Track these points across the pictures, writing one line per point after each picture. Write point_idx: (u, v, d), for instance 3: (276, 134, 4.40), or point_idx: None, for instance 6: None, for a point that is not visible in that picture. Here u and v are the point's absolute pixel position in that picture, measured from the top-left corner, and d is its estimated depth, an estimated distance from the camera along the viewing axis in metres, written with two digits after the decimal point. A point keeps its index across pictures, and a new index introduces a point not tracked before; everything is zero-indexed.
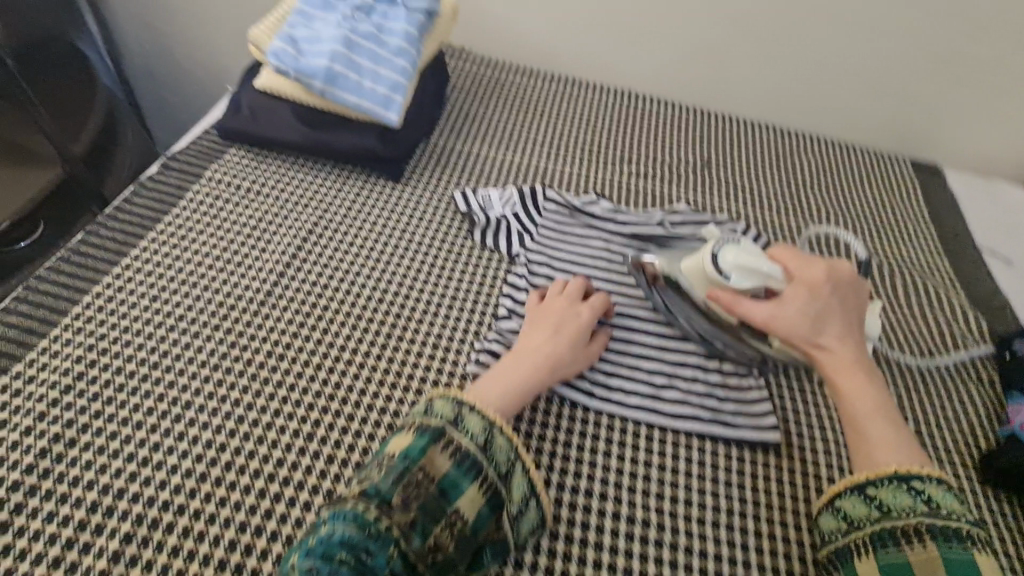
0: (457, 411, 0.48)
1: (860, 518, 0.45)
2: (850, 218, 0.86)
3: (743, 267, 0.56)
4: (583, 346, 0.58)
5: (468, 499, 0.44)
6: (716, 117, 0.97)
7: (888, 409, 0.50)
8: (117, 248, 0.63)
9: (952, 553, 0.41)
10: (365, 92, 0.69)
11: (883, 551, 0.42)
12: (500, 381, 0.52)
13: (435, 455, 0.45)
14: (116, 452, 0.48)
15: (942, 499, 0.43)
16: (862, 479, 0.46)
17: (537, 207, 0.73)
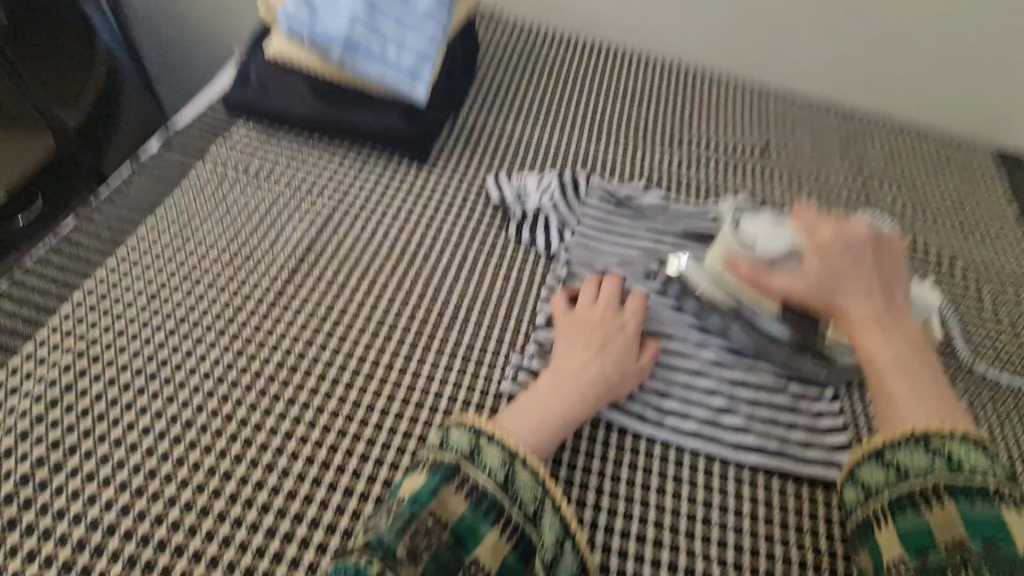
0: (474, 442, 0.41)
1: (878, 487, 0.40)
2: (928, 213, 0.74)
3: (764, 231, 0.53)
4: (631, 363, 0.51)
5: (489, 548, 0.38)
6: (778, 94, 0.86)
7: (910, 364, 0.44)
8: (112, 237, 0.56)
9: (975, 512, 0.36)
10: (391, 63, 0.61)
11: (903, 518, 0.38)
12: (535, 409, 0.45)
13: (447, 496, 0.39)
14: (111, 478, 0.43)
15: (966, 458, 0.38)
16: (877, 445, 0.41)
17: (579, 199, 0.64)
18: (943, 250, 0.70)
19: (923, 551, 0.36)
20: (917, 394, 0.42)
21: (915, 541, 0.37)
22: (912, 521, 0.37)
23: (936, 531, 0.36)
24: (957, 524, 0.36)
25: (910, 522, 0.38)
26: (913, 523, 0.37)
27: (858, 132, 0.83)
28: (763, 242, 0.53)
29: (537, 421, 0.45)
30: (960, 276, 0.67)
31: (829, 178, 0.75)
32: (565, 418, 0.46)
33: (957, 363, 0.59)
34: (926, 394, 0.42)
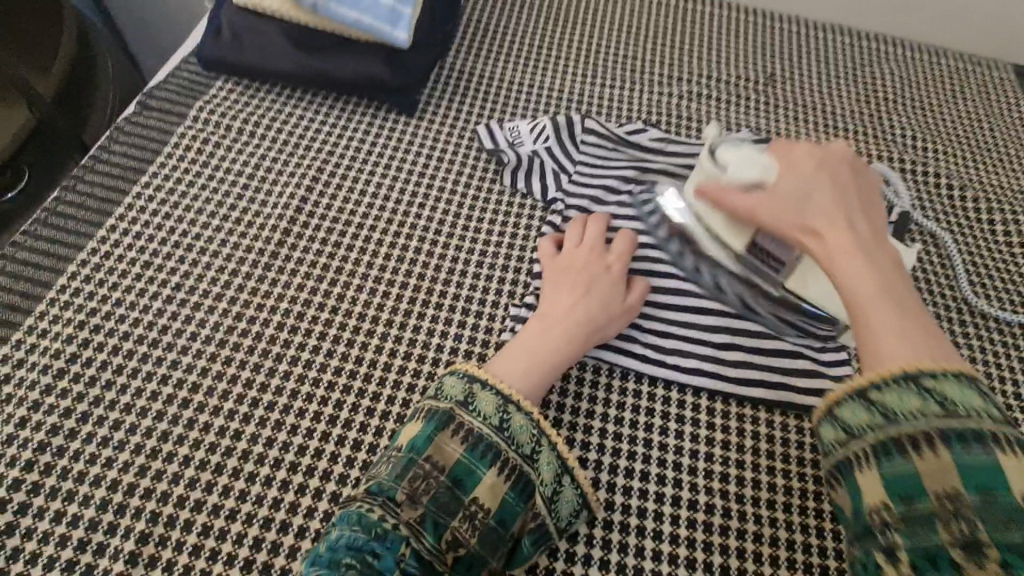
0: (467, 390, 0.42)
1: (860, 427, 0.35)
2: (943, 140, 0.70)
3: (740, 159, 0.49)
4: (619, 303, 0.50)
5: (486, 487, 0.39)
6: (787, 15, 0.80)
7: (895, 295, 0.38)
8: (97, 205, 0.55)
9: (970, 458, 0.31)
10: (367, 6, 0.57)
11: (887, 463, 0.33)
12: (523, 353, 0.46)
13: (442, 442, 0.40)
14: (126, 444, 0.45)
15: (963, 397, 0.33)
16: (860, 382, 0.36)
17: (575, 140, 0.61)
18: (955, 181, 0.67)
19: (909, 499, 0.32)
20: (903, 321, 0.37)
21: (901, 488, 0.32)
22: (897, 467, 0.33)
23: (924, 478, 0.32)
24: (947, 471, 0.31)
25: (892, 468, 0.33)
26: (898, 470, 0.33)
27: (874, 52, 0.77)
28: (737, 166, 0.49)
29: (527, 366, 0.45)
30: (971, 209, 0.65)
31: (838, 107, 0.71)
32: (555, 361, 0.46)
33: (959, 300, 0.59)
34: (912, 323, 0.37)
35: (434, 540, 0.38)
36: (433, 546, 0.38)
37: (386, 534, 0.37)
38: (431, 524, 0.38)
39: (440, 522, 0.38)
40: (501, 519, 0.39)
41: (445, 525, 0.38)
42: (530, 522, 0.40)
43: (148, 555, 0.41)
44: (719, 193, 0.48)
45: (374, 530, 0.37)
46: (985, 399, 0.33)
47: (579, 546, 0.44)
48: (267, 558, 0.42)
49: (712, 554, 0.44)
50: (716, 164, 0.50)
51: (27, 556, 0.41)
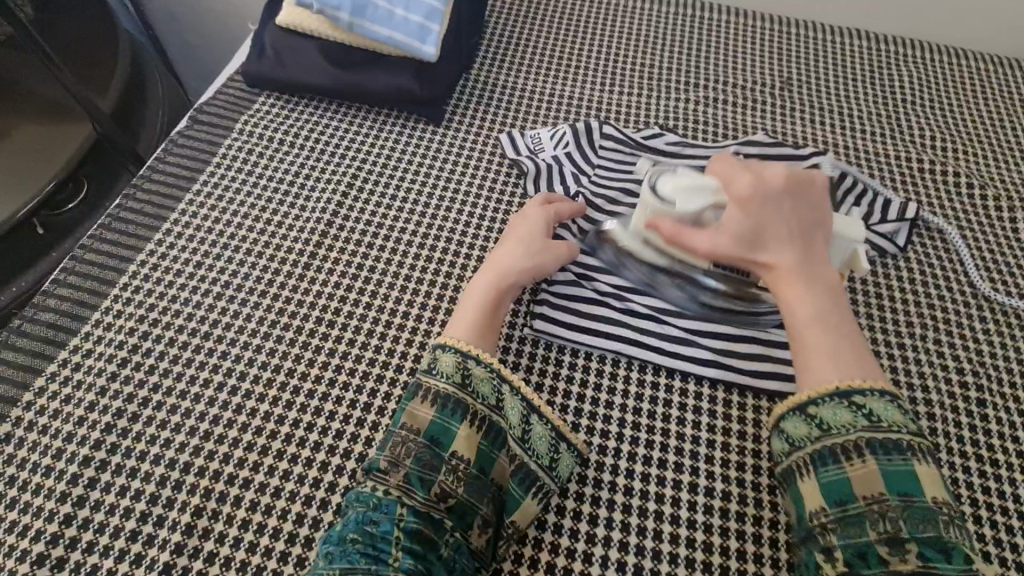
0: (432, 358, 0.47)
1: (801, 438, 0.43)
2: (963, 140, 0.70)
3: (686, 189, 0.49)
4: (538, 238, 0.54)
5: (462, 440, 0.43)
6: (803, 20, 0.81)
7: (831, 314, 0.44)
8: (154, 212, 0.60)
9: (891, 465, 0.39)
10: (398, 23, 0.62)
11: (824, 471, 0.41)
12: (471, 309, 0.50)
13: (415, 409, 0.44)
14: (182, 426, 0.49)
15: (884, 413, 0.41)
16: (802, 399, 0.43)
17: (593, 145, 0.64)
18: (975, 180, 0.67)
19: (843, 503, 0.40)
20: (834, 341, 0.43)
21: (836, 493, 0.40)
22: (832, 474, 0.40)
23: (856, 485, 0.40)
24: (875, 478, 0.39)
25: (831, 475, 0.41)
26: (834, 477, 0.40)
27: (892, 55, 0.78)
28: (685, 200, 0.49)
29: (469, 318, 0.49)
30: (992, 208, 0.65)
31: (855, 108, 0.72)
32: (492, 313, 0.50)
33: (981, 297, 0.59)
34: (846, 343, 0.43)
35: (425, 494, 0.41)
36: (426, 499, 0.41)
37: (382, 502, 0.41)
38: (418, 481, 0.42)
39: (427, 478, 0.42)
40: (481, 467, 0.43)
41: (433, 480, 0.42)
42: (509, 466, 0.45)
43: (202, 527, 0.45)
44: (680, 234, 0.49)
45: (370, 502, 0.41)
46: (903, 413, 0.41)
47: (599, 528, 0.47)
48: (309, 532, 0.45)
49: (728, 539, 0.46)
50: (663, 199, 0.50)
51: (94, 527, 0.45)
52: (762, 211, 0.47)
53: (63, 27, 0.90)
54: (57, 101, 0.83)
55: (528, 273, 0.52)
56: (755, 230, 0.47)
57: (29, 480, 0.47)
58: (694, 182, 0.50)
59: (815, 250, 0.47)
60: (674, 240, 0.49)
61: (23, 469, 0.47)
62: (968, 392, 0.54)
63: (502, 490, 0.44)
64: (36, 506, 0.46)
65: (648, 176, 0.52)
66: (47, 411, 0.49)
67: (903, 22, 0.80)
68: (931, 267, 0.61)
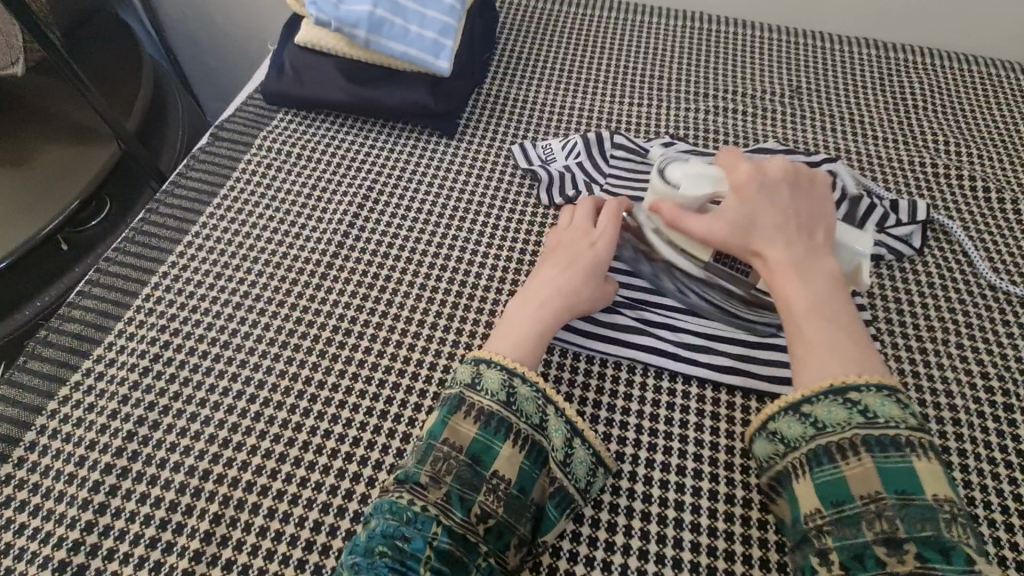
0: (475, 371, 0.46)
1: (795, 438, 0.42)
2: (977, 145, 0.70)
3: (691, 176, 0.52)
4: (601, 276, 0.54)
5: (504, 460, 0.43)
6: (811, 31, 0.82)
7: (825, 304, 0.45)
8: (176, 225, 0.62)
9: (889, 463, 0.38)
10: (412, 39, 0.63)
11: (819, 472, 0.40)
12: (516, 325, 0.50)
13: (458, 425, 0.44)
14: (201, 434, 0.50)
15: (880, 408, 0.40)
16: (796, 397, 0.43)
17: (604, 155, 0.65)
18: (992, 184, 0.66)
19: (841, 504, 0.39)
20: (833, 332, 0.44)
21: (833, 494, 0.39)
22: (829, 475, 0.39)
23: (852, 484, 0.39)
24: (870, 476, 0.38)
25: (826, 475, 0.40)
26: (830, 477, 0.39)
27: (901, 63, 0.78)
28: (689, 184, 0.52)
29: (513, 336, 0.49)
30: (1009, 211, 0.64)
31: (866, 116, 0.73)
32: (537, 329, 0.49)
33: (1005, 299, 0.58)
34: (844, 335, 0.43)
35: (464, 515, 0.41)
36: (464, 520, 0.41)
37: (416, 518, 0.40)
38: (458, 500, 0.41)
39: (467, 498, 0.42)
40: (522, 487, 0.43)
41: (472, 500, 0.42)
42: (548, 486, 0.44)
43: (220, 534, 0.45)
44: (678, 217, 0.51)
45: (404, 516, 0.41)
46: (903, 408, 0.40)
47: (617, 536, 0.46)
48: (326, 539, 0.45)
49: (752, 548, 0.45)
50: (667, 181, 0.53)
51: (114, 535, 0.45)
52: (757, 201, 0.49)
53: (89, 53, 0.93)
54: (84, 122, 0.86)
55: (587, 311, 0.53)
56: (748, 219, 0.49)
57: (52, 487, 0.47)
58: (701, 170, 0.52)
59: (815, 243, 0.48)
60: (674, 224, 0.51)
61: (46, 476, 0.48)
62: (994, 397, 0.52)
63: (540, 510, 0.44)
64: (58, 513, 0.46)
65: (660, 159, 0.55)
66: (70, 419, 0.50)
67: (912, 30, 0.80)
68: (949, 270, 0.60)
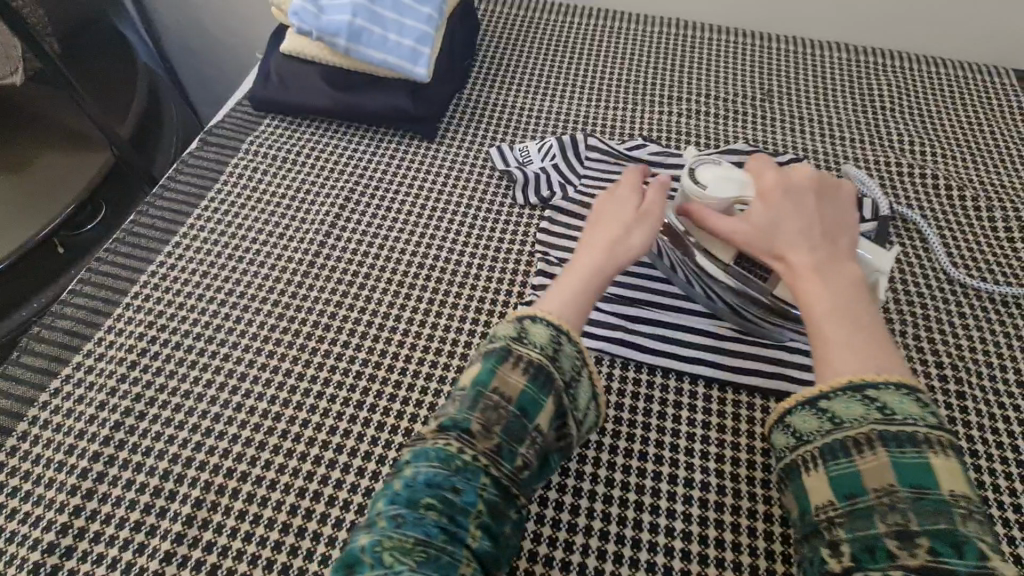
0: (518, 328, 0.44)
1: (810, 432, 0.41)
2: (940, 145, 0.72)
3: (718, 177, 0.51)
4: (648, 224, 0.51)
5: (547, 413, 0.41)
6: (783, 36, 0.84)
7: (848, 307, 0.44)
8: (164, 226, 0.64)
9: (905, 458, 0.38)
10: (390, 47, 0.65)
11: (834, 466, 0.39)
12: (561, 284, 0.47)
13: (506, 373, 0.41)
14: (185, 424, 0.52)
15: (899, 405, 0.39)
16: (814, 392, 0.42)
17: (579, 156, 0.68)
18: (954, 182, 0.68)
19: (854, 497, 0.38)
20: (856, 333, 0.42)
21: (845, 486, 0.38)
22: (843, 468, 0.39)
23: (866, 477, 0.38)
24: (886, 470, 0.37)
25: (839, 468, 0.39)
26: (842, 470, 0.39)
27: (870, 66, 0.80)
28: (719, 186, 0.50)
29: (560, 294, 0.46)
30: (968, 207, 0.66)
31: (835, 117, 0.75)
32: (584, 288, 0.47)
33: (962, 292, 0.60)
34: (866, 336, 0.42)
35: (511, 467, 0.40)
36: (510, 472, 0.40)
37: (466, 467, 0.39)
38: (507, 452, 0.40)
39: (513, 451, 0.40)
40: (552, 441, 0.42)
41: (517, 452, 0.40)
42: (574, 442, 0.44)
43: (202, 518, 0.47)
44: (704, 218, 0.50)
45: (453, 465, 0.39)
46: (922, 407, 0.39)
47: (580, 518, 0.47)
48: (302, 522, 0.47)
49: (708, 529, 0.47)
50: (695, 181, 0.51)
51: (100, 518, 0.47)
52: (783, 203, 0.48)
53: (85, 63, 0.96)
54: (79, 128, 0.89)
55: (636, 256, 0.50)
56: (776, 221, 0.48)
57: (42, 474, 0.49)
58: (728, 174, 0.51)
59: (841, 249, 0.47)
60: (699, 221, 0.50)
61: (37, 464, 0.50)
62: (948, 386, 0.54)
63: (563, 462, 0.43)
64: (48, 499, 0.48)
65: (691, 160, 0.53)
66: (61, 410, 0.52)
67: (880, 35, 0.83)
68: (909, 264, 0.62)
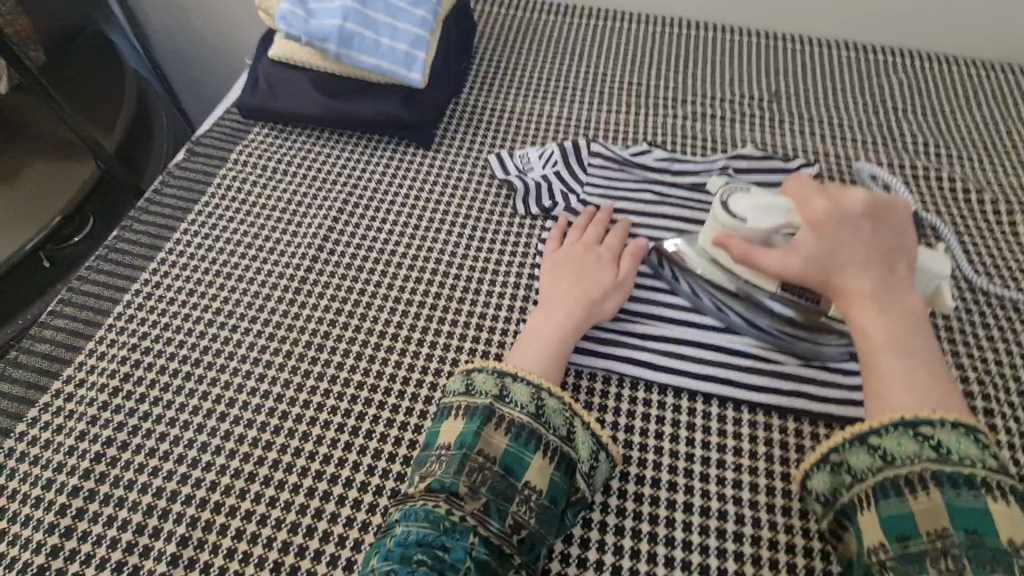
0: (501, 385, 0.46)
1: (862, 468, 0.41)
2: (957, 146, 0.69)
3: (756, 208, 0.50)
4: (616, 281, 0.55)
5: (535, 470, 0.43)
6: (788, 34, 0.82)
7: (900, 338, 0.44)
8: (150, 243, 0.61)
9: (961, 502, 0.37)
10: (384, 51, 0.63)
11: (886, 505, 0.39)
12: (536, 342, 0.50)
13: (490, 435, 0.44)
14: (170, 454, 0.49)
15: (957, 445, 0.39)
16: (864, 427, 0.41)
17: (582, 164, 0.65)
18: (972, 184, 0.66)
19: (906, 540, 0.37)
20: (908, 368, 0.42)
21: (898, 528, 0.38)
22: (895, 508, 0.38)
23: (919, 520, 0.37)
24: (940, 513, 0.37)
25: (892, 509, 0.38)
26: (896, 511, 0.38)
27: (880, 65, 0.78)
28: (758, 217, 0.50)
29: (537, 351, 0.49)
30: (989, 211, 0.64)
31: (845, 118, 0.72)
32: (558, 343, 0.50)
33: (987, 301, 0.58)
34: (919, 370, 0.42)
35: (500, 526, 0.41)
36: (500, 531, 0.41)
37: (455, 527, 0.40)
38: (495, 511, 0.41)
39: (503, 508, 0.42)
40: (553, 498, 0.43)
41: (508, 510, 0.42)
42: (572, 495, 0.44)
43: (187, 557, 0.44)
44: (750, 253, 0.50)
45: (441, 525, 0.40)
46: (980, 447, 0.39)
47: (591, 551, 0.45)
48: (294, 560, 0.44)
49: (727, 561, 0.44)
50: (731, 215, 0.51)
51: (79, 559, 0.44)
52: (834, 233, 0.48)
53: (71, 71, 0.93)
54: (65, 139, 0.86)
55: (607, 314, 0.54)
56: (822, 250, 0.48)
57: (18, 511, 0.46)
58: (765, 201, 0.50)
59: (895, 276, 0.47)
60: (743, 258, 0.50)
61: (13, 500, 0.47)
62: (975, 402, 0.52)
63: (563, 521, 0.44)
64: (24, 538, 0.45)
65: (718, 192, 0.52)
66: (39, 441, 0.50)
67: (889, 32, 0.80)
68: None
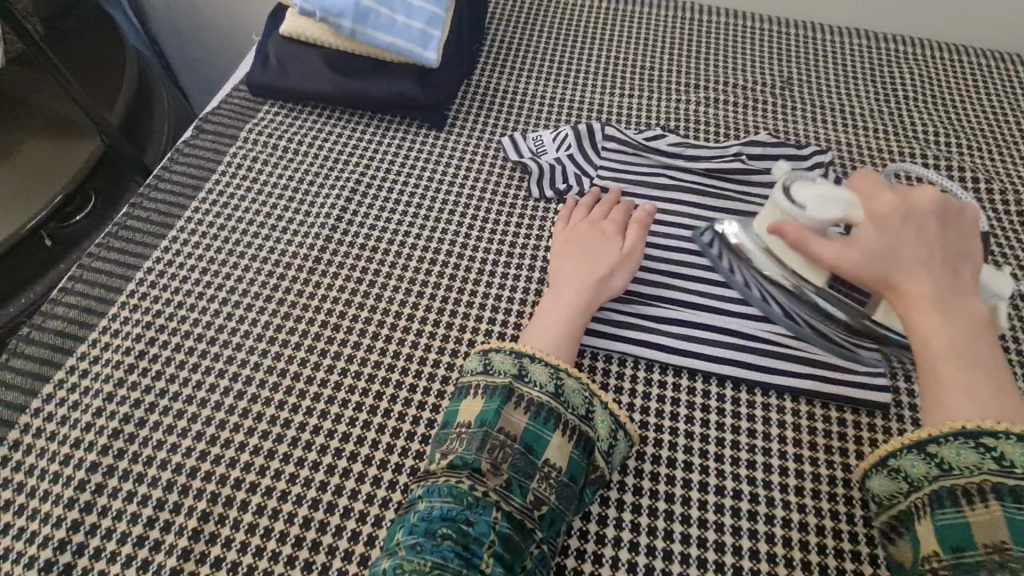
0: (519, 364, 0.46)
1: (920, 478, 0.41)
2: (965, 136, 0.70)
3: (817, 197, 0.49)
4: (623, 257, 0.54)
5: (555, 449, 0.44)
6: (801, 21, 0.81)
7: (962, 343, 0.42)
8: (161, 220, 0.61)
9: (1021, 515, 0.36)
10: (399, 29, 0.62)
11: (940, 514, 0.39)
12: (549, 325, 0.50)
13: (510, 414, 0.44)
14: (188, 430, 0.49)
15: (1020, 458, 0.38)
16: (923, 436, 0.41)
17: (595, 147, 0.64)
18: (981, 174, 0.66)
19: (961, 549, 0.37)
20: (969, 373, 0.41)
21: (953, 539, 0.38)
22: (950, 517, 0.38)
23: (974, 530, 0.37)
24: (998, 526, 0.37)
25: (948, 518, 0.38)
26: (951, 521, 0.38)
27: (891, 53, 0.78)
28: (817, 206, 0.48)
29: (548, 332, 0.49)
30: (996, 201, 0.64)
31: (858, 106, 0.72)
32: (571, 322, 0.50)
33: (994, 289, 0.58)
34: (983, 375, 0.41)
35: (522, 501, 0.41)
36: (522, 505, 0.41)
37: (478, 502, 0.40)
38: (517, 487, 0.42)
39: (524, 484, 0.42)
40: (572, 476, 0.43)
41: (528, 487, 0.42)
42: (591, 474, 0.45)
43: (209, 531, 0.45)
44: (803, 237, 0.48)
45: (465, 500, 0.41)
46: None
47: (609, 528, 0.46)
48: (316, 535, 0.45)
49: (741, 538, 0.45)
50: (791, 202, 0.50)
51: (100, 533, 0.45)
52: (897, 231, 0.47)
53: (72, 47, 0.91)
54: (66, 114, 0.84)
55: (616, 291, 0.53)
56: (885, 247, 0.46)
57: (36, 486, 0.47)
58: (829, 193, 0.49)
59: (958, 282, 0.45)
60: (798, 244, 0.49)
61: (30, 476, 0.47)
62: None
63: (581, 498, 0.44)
64: (43, 512, 0.45)
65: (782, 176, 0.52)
66: (55, 417, 0.50)
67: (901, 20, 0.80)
68: None
